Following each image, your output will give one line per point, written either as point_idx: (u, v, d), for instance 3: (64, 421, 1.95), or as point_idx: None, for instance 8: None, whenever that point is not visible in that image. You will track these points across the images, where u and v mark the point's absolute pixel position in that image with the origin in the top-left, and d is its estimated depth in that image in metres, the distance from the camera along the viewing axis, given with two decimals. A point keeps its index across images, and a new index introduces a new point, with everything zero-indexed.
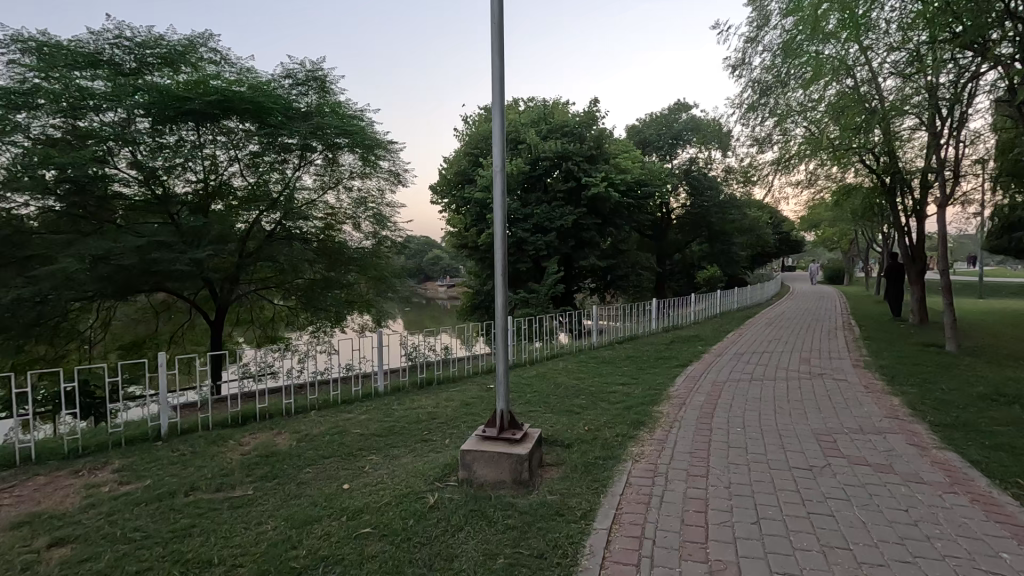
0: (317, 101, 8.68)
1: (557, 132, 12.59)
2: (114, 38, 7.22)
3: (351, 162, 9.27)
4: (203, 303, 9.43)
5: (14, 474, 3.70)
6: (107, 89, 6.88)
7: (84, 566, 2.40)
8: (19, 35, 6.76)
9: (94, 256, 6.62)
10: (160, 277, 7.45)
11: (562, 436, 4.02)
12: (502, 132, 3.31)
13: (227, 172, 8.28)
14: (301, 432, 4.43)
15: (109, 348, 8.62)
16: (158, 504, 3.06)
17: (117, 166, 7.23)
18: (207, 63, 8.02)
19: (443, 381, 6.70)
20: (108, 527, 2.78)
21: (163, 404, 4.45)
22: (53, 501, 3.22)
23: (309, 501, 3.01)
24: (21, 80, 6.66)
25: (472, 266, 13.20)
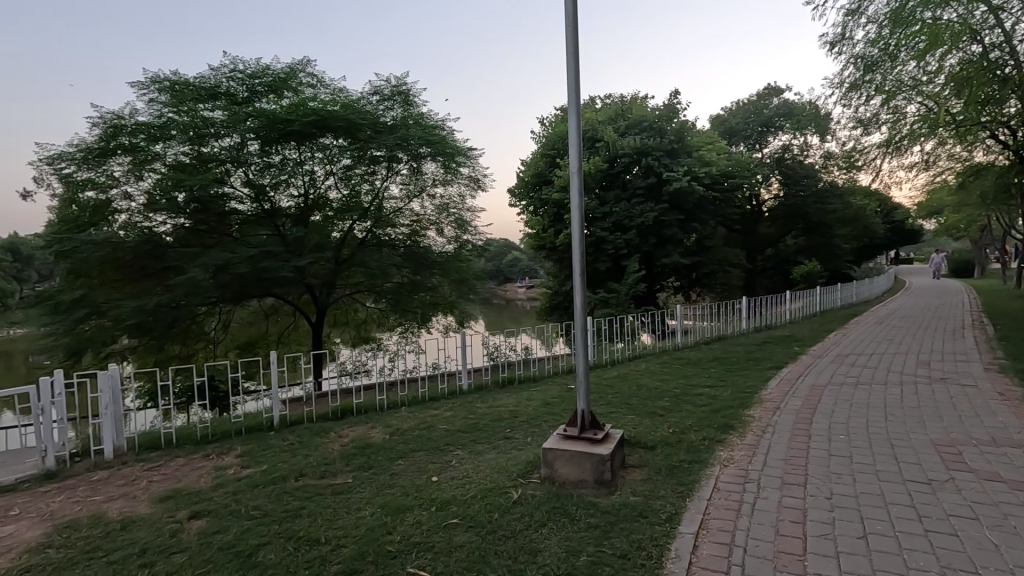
0: (402, 114, 9.19)
1: (636, 128, 12.32)
2: (229, 73, 8.19)
3: (433, 170, 9.70)
4: (305, 307, 10.33)
5: (159, 456, 4.29)
6: (225, 118, 7.76)
7: (216, 537, 2.76)
8: (157, 76, 7.80)
9: (216, 266, 7.49)
10: (269, 284, 8.27)
11: (643, 438, 3.94)
12: (579, 130, 3.31)
13: (324, 186, 9.02)
14: (392, 427, 4.73)
15: (229, 347, 9.70)
16: (273, 487, 3.42)
17: (233, 186, 8.13)
18: (305, 87, 8.79)
19: (524, 381, 6.80)
20: (234, 505, 3.16)
21: (274, 398, 4.94)
22: (189, 480, 3.70)
23: (401, 491, 3.21)
24: (159, 116, 7.69)
25: (551, 267, 13.25)
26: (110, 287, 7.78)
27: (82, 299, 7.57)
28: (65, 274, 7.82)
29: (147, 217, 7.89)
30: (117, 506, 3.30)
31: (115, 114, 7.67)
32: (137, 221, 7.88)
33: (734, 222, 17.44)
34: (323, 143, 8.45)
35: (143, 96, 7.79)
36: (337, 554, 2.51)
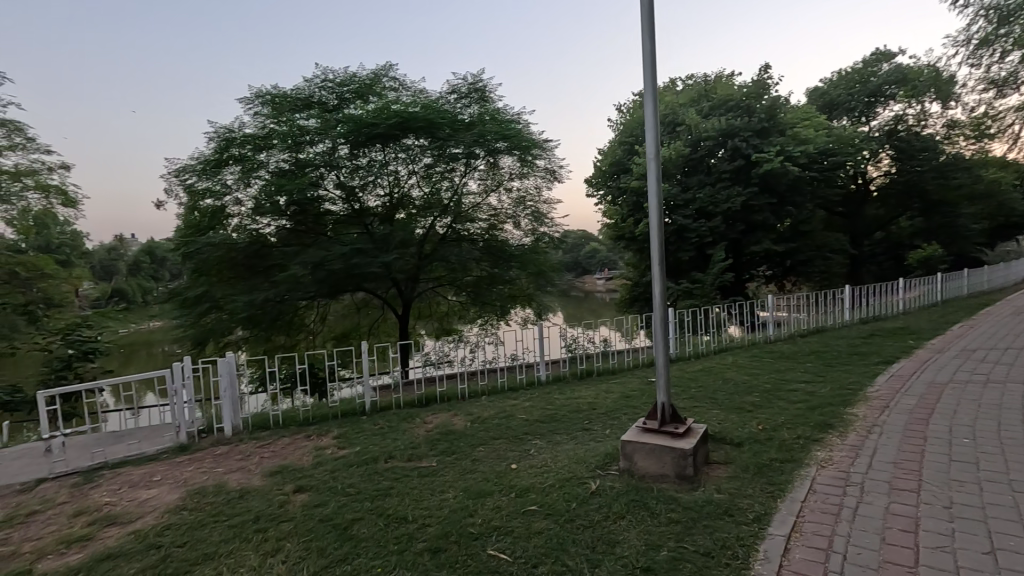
0: (479, 111, 9.37)
1: (720, 109, 11.64)
2: (321, 83, 8.80)
3: (510, 164, 9.80)
4: (392, 300, 10.92)
5: (268, 435, 4.76)
6: (318, 125, 8.38)
7: (317, 509, 3.04)
8: (260, 91, 8.58)
9: (313, 263, 8.13)
10: (360, 279, 8.83)
11: (730, 434, 3.76)
12: (655, 114, 3.20)
13: (407, 185, 9.45)
14: (473, 415, 4.89)
15: (326, 338, 10.51)
16: (365, 467, 3.68)
17: (326, 188, 8.76)
18: (388, 91, 9.27)
19: (604, 373, 6.71)
20: (332, 482, 3.45)
21: (365, 385, 5.30)
22: (294, 457, 4.08)
23: (482, 477, 3.32)
24: (262, 127, 8.46)
25: (630, 257, 12.93)
26: (225, 285, 8.72)
27: (204, 295, 8.55)
28: (190, 273, 8.87)
29: (254, 220, 8.69)
30: (235, 478, 3.72)
31: (227, 129, 8.54)
32: (246, 224, 8.69)
33: (835, 204, 15.93)
34: (406, 144, 8.85)
35: (249, 110, 8.61)
36: (423, 532, 2.65)
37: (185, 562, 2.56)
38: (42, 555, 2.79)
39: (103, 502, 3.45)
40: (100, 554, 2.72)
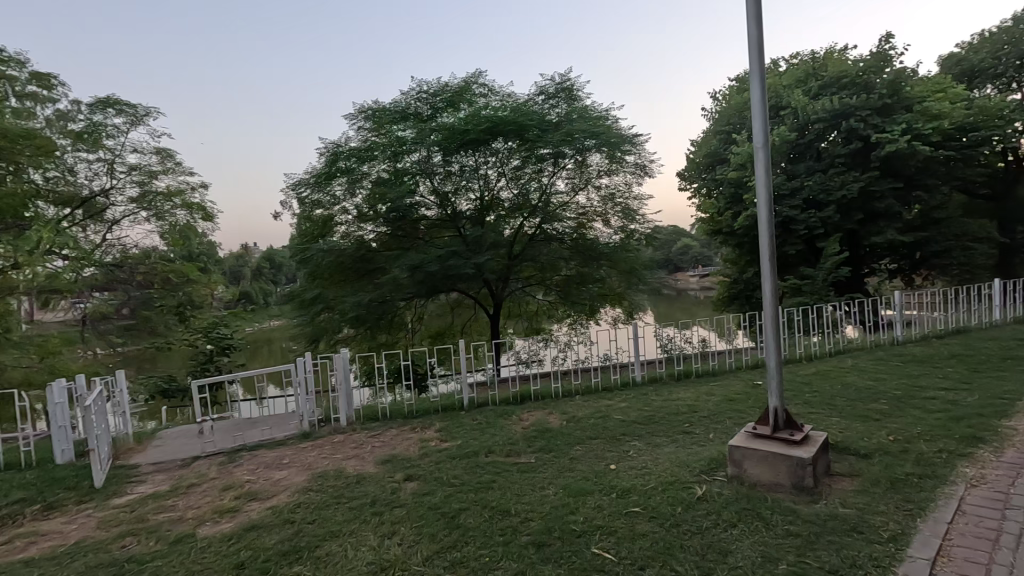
0: (566, 110, 9.35)
1: (832, 87, 10.63)
2: (417, 95, 9.32)
3: (598, 161, 9.65)
4: (484, 300, 11.24)
5: (378, 426, 5.13)
6: (414, 135, 8.85)
7: (426, 497, 3.23)
8: (363, 107, 9.26)
9: (412, 266, 8.61)
10: (454, 280, 9.20)
11: (854, 444, 3.43)
12: (762, 100, 3.01)
13: (497, 187, 9.66)
14: (569, 414, 4.90)
15: (423, 336, 11.07)
16: (467, 460, 3.85)
17: (422, 194, 9.23)
18: (479, 97, 9.65)
19: (705, 375, 6.39)
20: (438, 472, 3.65)
21: (463, 381, 5.53)
22: (402, 448, 4.36)
23: (582, 475, 3.33)
24: (365, 140, 9.13)
25: (729, 253, 12.20)
26: (335, 287, 9.49)
27: (318, 297, 9.38)
28: (306, 277, 9.79)
29: (359, 227, 9.39)
30: (351, 464, 4.06)
31: (335, 144, 9.32)
32: (353, 231, 9.44)
33: (977, 186, 13.89)
34: (495, 147, 9.09)
35: (354, 125, 9.34)
36: (526, 526, 2.72)
37: (317, 537, 2.84)
38: (202, 522, 3.25)
39: (246, 480, 3.93)
40: (246, 525, 3.10)
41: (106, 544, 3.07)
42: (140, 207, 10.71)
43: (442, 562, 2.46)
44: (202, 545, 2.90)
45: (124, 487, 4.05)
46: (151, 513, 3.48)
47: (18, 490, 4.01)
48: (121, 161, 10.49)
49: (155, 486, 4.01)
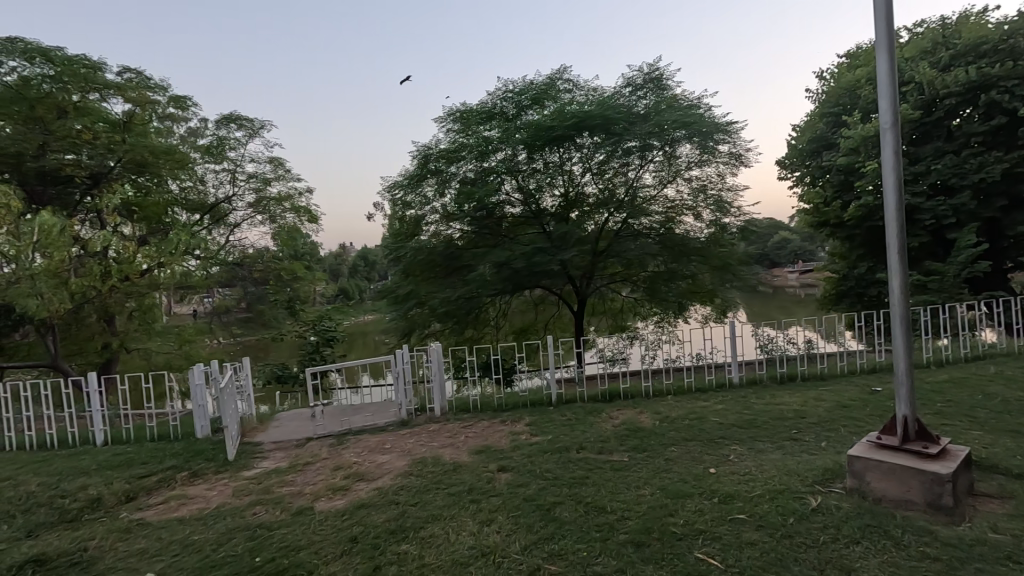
0: (655, 101, 9.02)
1: (967, 56, 9.32)
2: (503, 95, 9.49)
3: (688, 153, 9.22)
4: (568, 297, 11.20)
5: (470, 417, 5.31)
6: (500, 134, 9.01)
7: (520, 489, 3.30)
8: (452, 109, 9.59)
9: (498, 263, 8.78)
10: (539, 276, 9.25)
11: (1004, 463, 3.00)
12: (892, 77, 2.73)
13: (581, 182, 9.57)
14: (661, 414, 4.76)
15: (508, 332, 11.26)
16: (559, 454, 3.87)
17: (507, 193, 9.39)
18: (563, 93, 9.64)
19: (813, 379, 5.90)
20: (531, 465, 3.70)
21: (552, 376, 5.56)
22: (494, 439, 4.48)
23: (679, 477, 3.23)
24: (453, 142, 9.44)
25: (837, 246, 11.15)
26: (426, 284, 9.91)
27: (410, 293, 9.87)
28: (399, 274, 10.33)
29: (447, 225, 9.74)
30: (447, 453, 4.24)
31: (426, 146, 9.73)
32: (441, 230, 9.82)
33: None
34: (580, 143, 9.00)
35: (443, 128, 9.71)
36: (624, 524, 2.69)
37: (420, 519, 3.00)
38: (318, 497, 3.56)
39: (353, 461, 4.24)
40: (356, 503, 3.35)
41: (240, 510, 3.47)
42: (257, 211, 11.91)
43: (541, 552, 2.51)
44: (320, 519, 3.18)
45: (251, 461, 4.54)
46: (275, 486, 3.87)
47: (168, 458, 4.64)
48: (241, 170, 11.72)
49: (277, 462, 4.46)
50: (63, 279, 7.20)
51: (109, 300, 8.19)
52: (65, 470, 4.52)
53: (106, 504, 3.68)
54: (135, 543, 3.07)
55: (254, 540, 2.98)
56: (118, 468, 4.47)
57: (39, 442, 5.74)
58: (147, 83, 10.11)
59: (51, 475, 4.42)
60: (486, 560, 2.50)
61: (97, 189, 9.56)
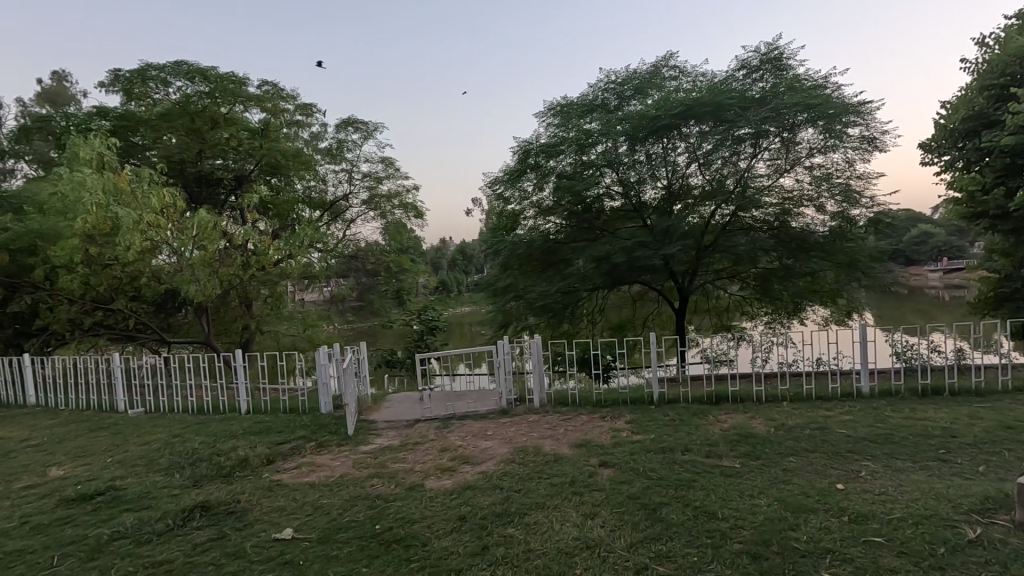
0: (772, 83, 8.33)
1: None
2: (605, 86, 9.34)
3: (810, 138, 8.40)
4: (669, 293, 10.77)
5: (569, 411, 5.34)
6: (601, 127, 8.84)
7: (623, 485, 3.25)
8: (552, 104, 9.62)
9: (597, 257, 8.64)
10: (640, 272, 8.97)
11: None
12: None
13: (686, 174, 9.09)
14: (776, 421, 4.43)
15: (604, 327, 11.08)
16: (663, 455, 3.76)
17: (607, 186, 9.21)
18: (669, 81, 9.28)
19: (966, 394, 5.12)
20: (634, 463, 3.63)
21: (654, 374, 5.39)
22: (594, 434, 4.45)
23: (800, 490, 2.99)
24: (553, 136, 9.46)
25: (997, 241, 9.57)
26: (524, 277, 10.05)
27: (508, 286, 10.08)
28: (498, 267, 10.60)
29: (544, 220, 9.79)
30: (548, 444, 4.30)
31: (527, 142, 9.86)
32: (539, 224, 9.90)
33: None
34: (686, 132, 8.57)
35: (544, 123, 9.79)
36: (737, 533, 2.55)
37: (524, 505, 3.08)
38: (429, 475, 3.79)
39: (458, 445, 4.45)
40: (463, 484, 3.52)
41: (361, 480, 3.81)
42: (370, 208, 12.85)
43: (647, 552, 2.46)
44: (431, 496, 3.39)
45: (367, 437, 4.94)
46: (390, 462, 4.19)
47: (299, 429, 5.20)
48: (357, 170, 12.70)
49: (390, 440, 4.82)
50: (215, 268, 8.28)
51: (249, 288, 9.24)
52: (219, 432, 5.25)
53: (252, 465, 4.22)
54: (276, 501, 3.48)
55: (373, 509, 3.25)
56: (260, 434, 5.09)
57: (199, 407, 6.71)
58: (281, 93, 11.32)
59: (209, 436, 5.16)
60: (591, 552, 2.51)
61: (241, 189, 11.10)
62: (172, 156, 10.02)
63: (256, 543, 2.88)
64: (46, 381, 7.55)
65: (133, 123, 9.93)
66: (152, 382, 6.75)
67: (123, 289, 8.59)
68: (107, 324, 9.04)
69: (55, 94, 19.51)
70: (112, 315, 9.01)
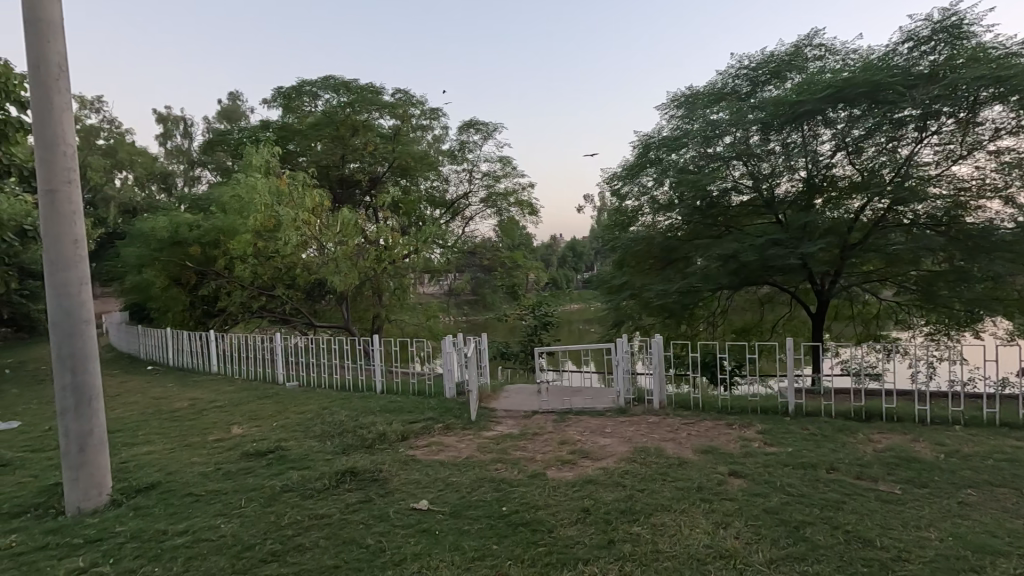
0: (947, 56, 7.14)
1: None
2: (735, 71, 8.78)
3: (997, 116, 7.08)
4: (805, 296, 9.77)
5: (691, 415, 5.11)
6: (730, 117, 8.26)
7: (758, 498, 3.04)
8: (675, 95, 9.25)
9: (724, 256, 8.08)
10: (772, 272, 8.23)
11: None
12: None
13: (830, 164, 8.14)
14: (946, 446, 3.84)
15: (726, 331, 10.36)
16: (803, 471, 3.45)
17: (735, 180, 8.59)
18: (812, 62, 8.41)
19: None
20: (768, 476, 3.39)
21: (791, 383, 4.95)
22: (721, 442, 4.22)
23: (984, 528, 2.57)
24: (676, 129, 9.05)
25: None
26: (641, 275, 9.76)
27: (623, 284, 9.85)
28: (613, 265, 10.42)
29: (663, 217, 9.44)
30: (670, 447, 4.16)
31: (647, 136, 9.58)
32: (658, 221, 9.54)
33: None
34: (832, 117, 7.69)
35: (666, 116, 9.43)
36: (901, 566, 2.28)
37: (649, 506, 3.02)
38: (549, 466, 3.88)
39: (577, 439, 4.49)
40: (584, 477, 3.55)
41: (485, 463, 4.02)
42: (488, 206, 13.34)
43: (791, 572, 2.29)
44: (553, 485, 3.47)
45: (489, 423, 5.18)
46: (511, 449, 4.36)
47: (427, 411, 5.61)
48: (477, 170, 13.25)
49: (509, 428, 5.01)
50: (354, 261, 9.18)
51: (381, 280, 10.07)
52: (360, 408, 5.85)
53: (389, 439, 4.64)
54: (411, 474, 3.80)
55: (499, 492, 3.41)
56: (394, 412, 5.58)
57: (341, 384, 7.53)
58: (411, 100, 12.21)
59: (351, 410, 5.78)
60: (726, 562, 2.41)
61: (375, 190, 12.19)
62: (320, 161, 11.34)
63: (398, 510, 3.18)
64: (226, 354, 9.01)
65: (291, 133, 11.40)
66: (304, 359, 7.71)
67: (282, 278, 9.90)
68: (269, 307, 10.49)
69: (231, 112, 22.98)
70: (273, 300, 10.44)
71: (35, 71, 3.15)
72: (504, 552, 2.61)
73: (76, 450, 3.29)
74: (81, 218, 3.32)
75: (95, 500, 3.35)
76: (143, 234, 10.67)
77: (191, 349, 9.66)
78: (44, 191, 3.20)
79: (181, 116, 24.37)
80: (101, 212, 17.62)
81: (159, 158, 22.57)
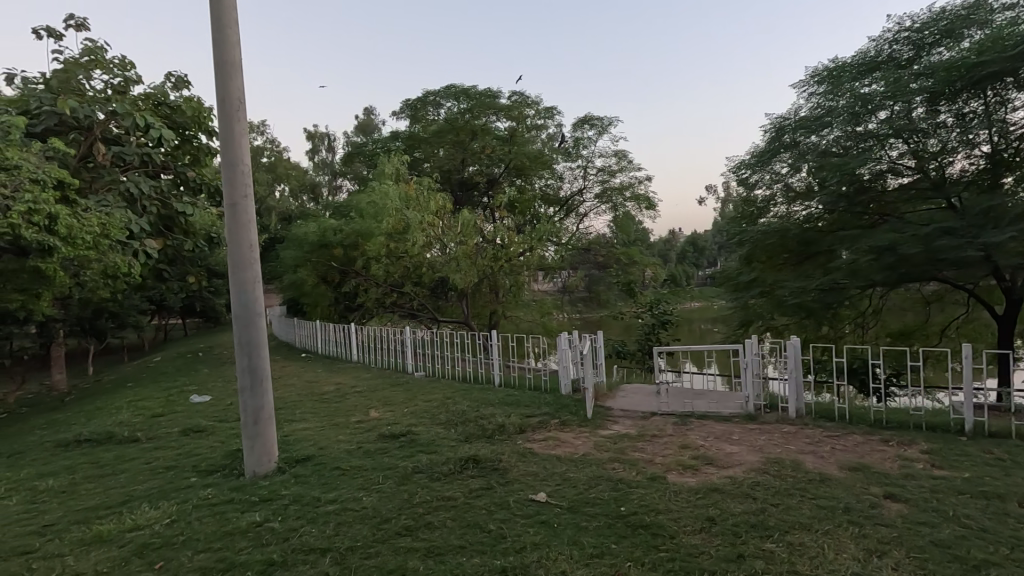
0: None
1: None
2: (893, 35, 7.61)
3: None
4: (987, 294, 8.20)
5: (835, 427, 4.56)
6: (886, 89, 7.16)
7: (922, 527, 2.64)
8: (815, 70, 8.30)
9: (877, 248, 7.07)
10: (943, 266, 7.01)
11: None
12: None
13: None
14: None
15: (880, 334, 9.08)
16: (984, 501, 2.92)
17: (893, 160, 7.46)
18: (999, 13, 7.01)
19: None
20: (935, 503, 2.92)
21: (968, 397, 4.20)
22: (873, 459, 3.72)
23: None
24: (816, 108, 8.09)
25: None
26: (773, 271, 8.92)
27: (750, 281, 9.11)
28: (739, 260, 9.68)
29: (800, 206, 8.51)
30: (810, 460, 3.77)
31: (781, 118, 8.71)
32: (793, 211, 8.65)
33: None
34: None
35: (804, 93, 8.48)
36: None
37: (784, 522, 2.78)
38: (670, 469, 3.73)
39: (699, 444, 4.25)
40: (708, 485, 3.36)
41: (601, 462, 4.00)
42: (602, 201, 13.13)
43: None
44: (674, 491, 3.33)
45: (605, 422, 5.12)
46: (628, 449, 4.26)
47: (543, 406, 5.70)
48: (591, 166, 13.11)
49: (627, 428, 4.91)
50: (473, 259, 9.63)
51: (499, 279, 10.28)
52: (480, 399, 6.15)
53: (507, 431, 4.81)
54: (529, 466, 3.91)
55: (616, 491, 3.37)
56: (511, 406, 5.77)
57: (463, 376, 7.97)
58: (526, 101, 12.48)
59: (472, 401, 6.10)
60: None
61: (493, 190, 12.67)
62: (442, 166, 12.09)
63: (517, 499, 3.30)
64: (363, 345, 10.03)
65: (417, 141, 12.32)
66: (430, 351, 8.30)
67: (409, 277, 10.71)
68: (399, 303, 11.41)
69: (366, 126, 25.40)
70: (402, 296, 11.36)
71: (222, 105, 3.78)
72: (623, 553, 2.58)
73: (252, 422, 3.90)
74: (255, 226, 3.91)
75: (265, 466, 3.94)
76: (297, 238, 12.25)
77: (335, 339, 10.91)
78: (229, 205, 3.82)
79: (326, 133, 27.54)
80: (265, 220, 20.56)
81: (309, 171, 25.69)
